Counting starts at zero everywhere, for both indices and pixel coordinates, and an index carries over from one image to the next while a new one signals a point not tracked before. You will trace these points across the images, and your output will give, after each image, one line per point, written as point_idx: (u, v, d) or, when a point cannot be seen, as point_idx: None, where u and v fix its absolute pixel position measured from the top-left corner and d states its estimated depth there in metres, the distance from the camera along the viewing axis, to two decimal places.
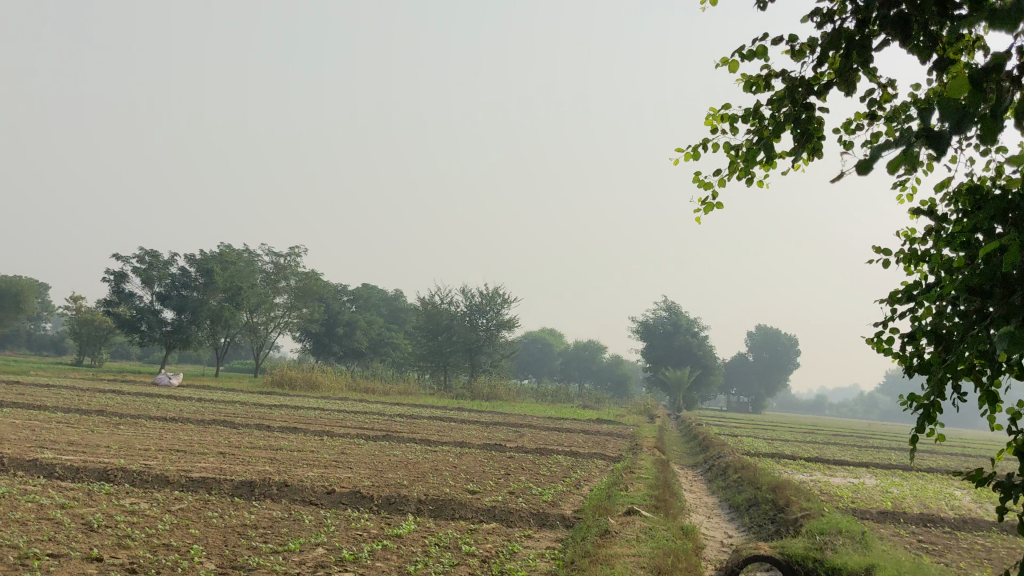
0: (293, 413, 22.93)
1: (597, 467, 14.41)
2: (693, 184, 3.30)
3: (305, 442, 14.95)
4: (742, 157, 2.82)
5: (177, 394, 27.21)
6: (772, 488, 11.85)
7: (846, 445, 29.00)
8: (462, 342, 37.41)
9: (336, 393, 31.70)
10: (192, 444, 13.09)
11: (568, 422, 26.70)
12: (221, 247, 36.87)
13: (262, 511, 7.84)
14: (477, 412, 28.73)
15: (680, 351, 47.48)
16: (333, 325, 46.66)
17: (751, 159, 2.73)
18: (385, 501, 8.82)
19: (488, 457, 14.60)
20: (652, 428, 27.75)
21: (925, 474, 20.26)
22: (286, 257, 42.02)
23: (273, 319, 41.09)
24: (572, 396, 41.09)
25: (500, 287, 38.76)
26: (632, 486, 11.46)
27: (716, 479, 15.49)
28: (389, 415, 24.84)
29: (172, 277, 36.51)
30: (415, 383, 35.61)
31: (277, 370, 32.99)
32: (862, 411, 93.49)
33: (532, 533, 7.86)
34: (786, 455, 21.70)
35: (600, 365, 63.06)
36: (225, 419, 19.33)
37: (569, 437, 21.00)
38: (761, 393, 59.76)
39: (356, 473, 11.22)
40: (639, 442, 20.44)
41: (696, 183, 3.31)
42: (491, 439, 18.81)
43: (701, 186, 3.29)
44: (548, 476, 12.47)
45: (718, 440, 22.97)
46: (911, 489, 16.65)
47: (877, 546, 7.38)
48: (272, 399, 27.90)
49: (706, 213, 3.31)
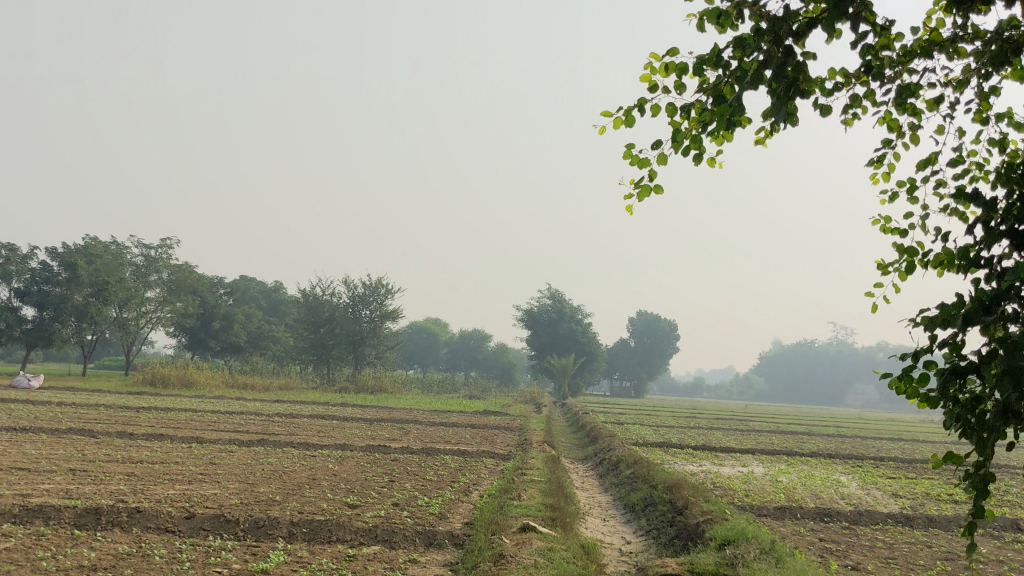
0: (163, 416, 21.52)
1: (487, 467, 13.73)
2: (622, 157, 2.63)
3: (171, 452, 13.76)
4: (698, 119, 2.18)
5: (35, 398, 25.20)
6: (668, 486, 11.32)
7: (728, 430, 29.15)
8: (345, 333, 36.26)
9: (213, 391, 30.02)
10: (38, 460, 11.82)
11: (454, 415, 25.92)
12: (86, 239, 34.59)
13: (106, 545, 6.81)
14: (361, 407, 27.60)
15: (565, 339, 47.30)
16: (209, 319, 44.55)
17: (709, 122, 2.11)
18: (253, 524, 7.90)
19: (371, 461, 13.73)
20: (540, 418, 27.31)
21: (810, 459, 20.28)
22: (156, 249, 39.95)
23: (144, 315, 38.92)
24: (458, 386, 40.23)
25: (383, 276, 37.58)
26: (525, 491, 10.76)
27: (608, 474, 14.95)
28: (265, 415, 23.50)
29: (32, 272, 34.04)
30: (296, 377, 34.25)
31: (148, 367, 31.07)
32: (738, 393, 95.84)
33: (417, 556, 7.09)
34: (675, 444, 21.49)
35: (485, 356, 62.45)
36: (84, 425, 17.85)
37: (455, 433, 20.27)
38: (643, 377, 60.21)
39: (224, 488, 10.21)
40: (528, 436, 19.87)
41: (627, 157, 2.64)
42: (373, 439, 17.91)
43: (633, 161, 2.61)
44: (435, 481, 11.71)
45: (607, 429, 22.66)
46: (799, 477, 16.50)
47: (789, 558, 6.86)
48: (140, 401, 26.22)
49: (642, 197, 2.65)
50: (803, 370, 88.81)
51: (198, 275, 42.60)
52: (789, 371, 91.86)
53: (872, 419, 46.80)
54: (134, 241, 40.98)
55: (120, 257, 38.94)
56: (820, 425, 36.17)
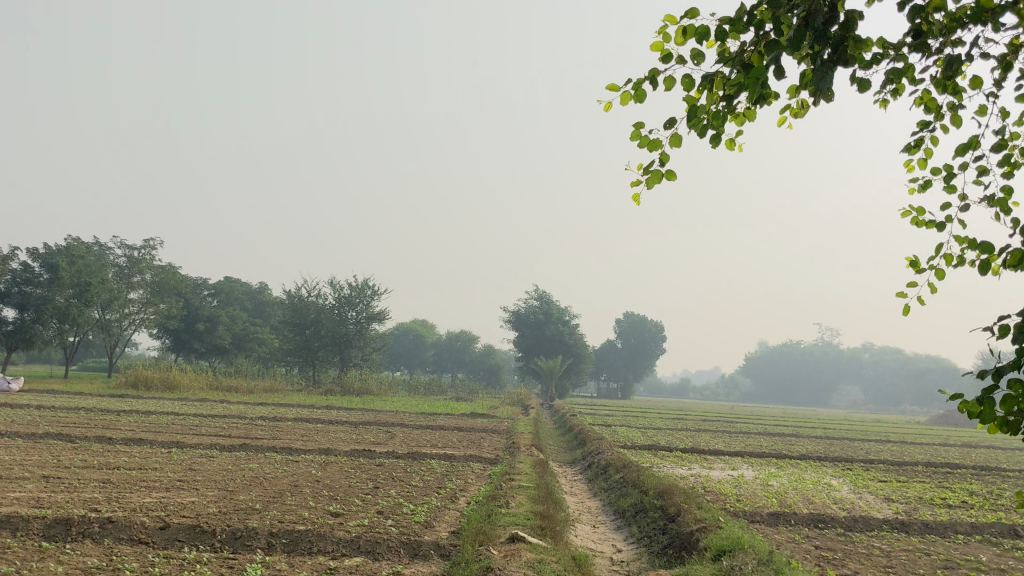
0: (144, 420, 21.16)
1: (474, 472, 13.44)
2: (632, 138, 2.44)
3: (150, 457, 13.42)
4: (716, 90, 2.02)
5: (14, 401, 24.74)
6: (659, 492, 11.04)
7: (716, 431, 28.94)
8: (331, 336, 35.87)
9: (196, 393, 29.63)
10: (11, 467, 11.46)
11: (440, 418, 25.65)
12: (69, 240, 34.14)
13: (74, 558, 6.50)
14: (346, 410, 27.22)
15: (551, 340, 47.01)
16: (193, 321, 44.12)
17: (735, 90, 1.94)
18: (231, 535, 7.58)
19: (355, 466, 13.43)
20: (527, 421, 26.96)
21: (801, 462, 20.05)
22: (139, 249, 39.52)
23: (127, 316, 38.49)
24: (444, 387, 39.92)
25: (369, 277, 37.25)
26: (513, 499, 10.47)
27: (597, 479, 14.66)
28: (249, 418, 23.13)
29: (13, 273, 33.53)
30: (281, 380, 33.84)
31: (131, 369, 30.64)
32: (725, 394, 95.79)
33: (401, 570, 6.79)
34: (664, 447, 21.24)
35: (472, 357, 62.11)
36: (62, 430, 17.46)
37: (441, 437, 19.97)
38: (630, 379, 59.97)
39: (202, 496, 9.89)
40: (515, 439, 19.53)
41: (636, 138, 2.46)
42: (357, 443, 17.58)
43: (642, 143, 2.43)
44: (420, 487, 11.39)
45: (595, 432, 22.39)
46: (790, 481, 16.25)
47: (790, 568, 6.59)
48: (121, 403, 25.85)
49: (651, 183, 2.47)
50: (790, 371, 88.74)
51: (182, 276, 42.16)
52: (777, 372, 91.83)
53: (859, 421, 46.67)
54: (117, 242, 40.56)
55: (103, 259, 38.46)
56: (808, 427, 36.02)
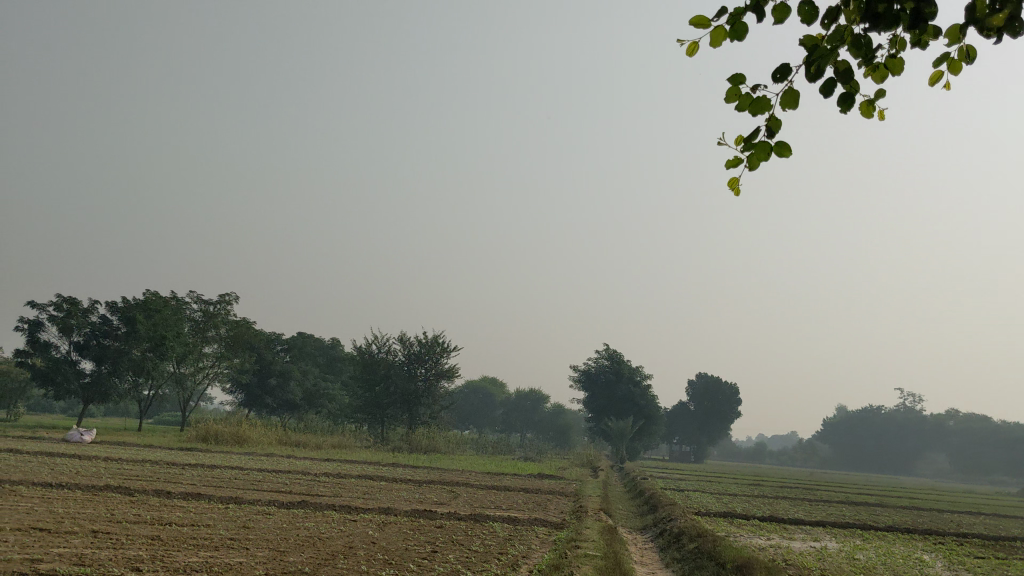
0: (208, 474, 20.92)
1: (538, 537, 12.79)
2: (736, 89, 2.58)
3: (204, 513, 13.03)
4: None
5: (85, 453, 24.77)
6: (738, 565, 10.22)
7: (795, 499, 27.59)
8: (400, 393, 35.45)
9: (264, 448, 29.42)
10: (62, 521, 11.19)
11: (509, 479, 24.94)
12: (146, 294, 34.49)
13: None
14: (413, 469, 26.67)
15: (621, 401, 45.96)
16: (265, 376, 44.32)
17: None
18: None
19: (414, 528, 12.86)
20: (597, 484, 26.08)
21: (889, 534, 18.81)
22: (215, 305, 39.76)
23: (201, 370, 38.75)
24: (513, 448, 39.21)
25: (439, 333, 36.91)
26: (579, 569, 9.75)
27: (670, 549, 13.81)
28: (315, 474, 22.81)
29: (91, 326, 33.80)
30: (349, 436, 33.53)
31: (202, 423, 30.54)
32: (801, 459, 92.82)
33: None
34: (742, 514, 20.25)
35: (542, 417, 61.26)
36: (122, 483, 17.25)
37: (507, 497, 19.31)
38: (703, 442, 58.52)
39: (251, 556, 9.46)
40: (584, 503, 18.76)
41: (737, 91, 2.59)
42: (419, 503, 16.98)
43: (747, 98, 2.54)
44: (481, 553, 10.74)
45: (667, 497, 21.46)
46: (878, 555, 15.16)
47: None
48: (190, 458, 25.72)
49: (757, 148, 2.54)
50: (871, 437, 85.56)
51: (256, 330, 42.37)
52: (857, 438, 88.71)
53: (945, 490, 44.46)
54: (193, 298, 40.98)
55: (180, 313, 38.77)
56: (892, 496, 34.28)
